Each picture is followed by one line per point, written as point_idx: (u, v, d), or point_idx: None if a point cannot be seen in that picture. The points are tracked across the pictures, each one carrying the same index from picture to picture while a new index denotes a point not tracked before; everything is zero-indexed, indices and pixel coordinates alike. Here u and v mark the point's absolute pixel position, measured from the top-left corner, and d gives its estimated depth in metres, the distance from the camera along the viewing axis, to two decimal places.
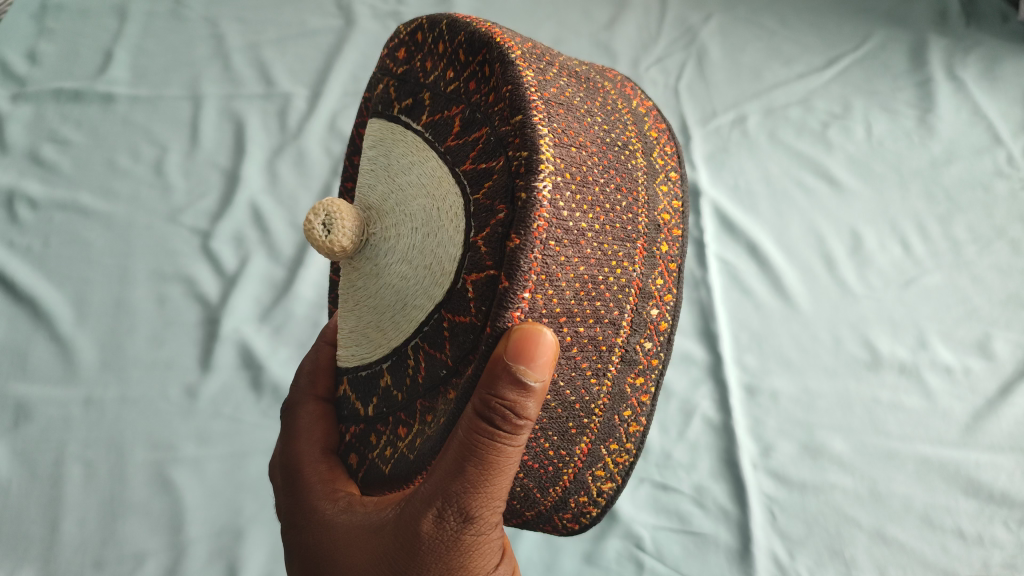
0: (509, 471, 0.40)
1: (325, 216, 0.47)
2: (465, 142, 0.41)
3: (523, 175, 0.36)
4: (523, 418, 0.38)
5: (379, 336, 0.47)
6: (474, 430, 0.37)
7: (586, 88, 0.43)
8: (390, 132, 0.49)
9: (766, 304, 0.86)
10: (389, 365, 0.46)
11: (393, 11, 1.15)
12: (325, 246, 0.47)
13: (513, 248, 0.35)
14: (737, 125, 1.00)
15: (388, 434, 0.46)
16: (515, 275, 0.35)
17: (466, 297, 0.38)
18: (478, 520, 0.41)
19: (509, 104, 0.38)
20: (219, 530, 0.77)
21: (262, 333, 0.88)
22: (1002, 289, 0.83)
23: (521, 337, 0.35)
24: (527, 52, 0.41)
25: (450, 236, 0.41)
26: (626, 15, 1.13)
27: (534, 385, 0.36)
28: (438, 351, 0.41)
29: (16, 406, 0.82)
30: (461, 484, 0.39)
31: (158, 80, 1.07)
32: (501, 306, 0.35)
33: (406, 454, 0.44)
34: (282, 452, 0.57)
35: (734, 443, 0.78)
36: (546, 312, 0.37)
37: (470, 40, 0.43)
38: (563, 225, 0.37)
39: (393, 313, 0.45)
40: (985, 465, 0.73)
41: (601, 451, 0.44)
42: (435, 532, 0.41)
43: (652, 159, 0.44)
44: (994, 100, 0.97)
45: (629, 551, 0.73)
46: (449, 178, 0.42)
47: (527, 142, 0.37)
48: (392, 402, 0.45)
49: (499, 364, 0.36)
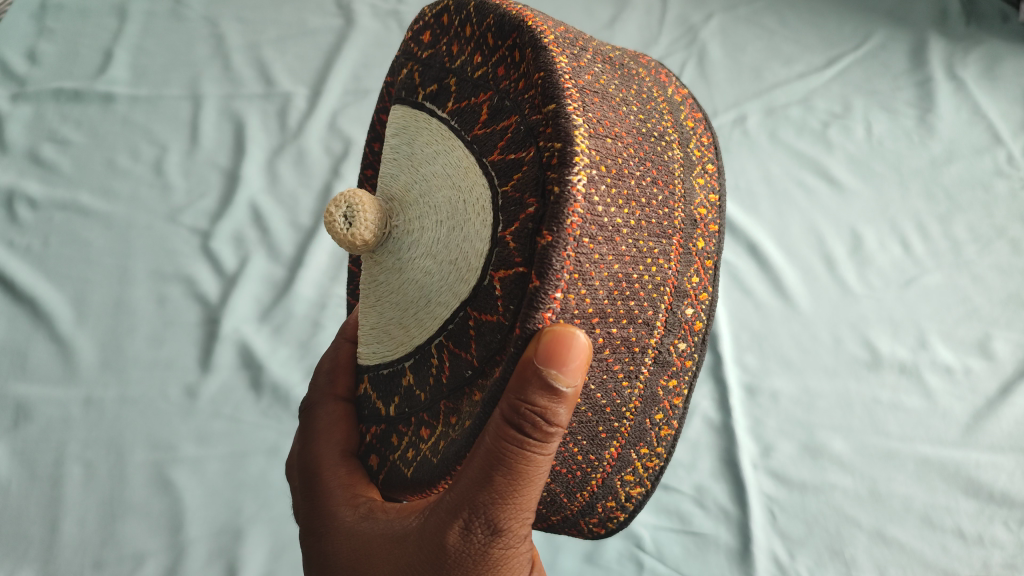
0: (538, 480, 0.40)
1: (346, 208, 0.47)
2: (493, 131, 0.41)
3: (556, 167, 0.36)
4: (554, 425, 0.38)
5: (401, 333, 0.47)
6: (503, 437, 0.37)
7: (620, 75, 0.43)
8: (414, 120, 0.49)
9: (768, 303, 0.86)
10: (411, 363, 0.46)
11: (393, 10, 1.15)
12: (346, 239, 0.48)
13: (545, 245, 0.35)
14: (738, 125, 1.00)
15: (410, 435, 0.46)
16: (547, 274, 0.35)
17: (494, 294, 0.38)
18: (506, 533, 0.41)
19: (541, 92, 0.38)
20: (218, 530, 0.77)
21: (261, 333, 0.88)
22: (1003, 289, 0.83)
23: (553, 339, 0.35)
24: (560, 37, 0.41)
25: (477, 230, 0.41)
26: (627, 14, 1.13)
27: (565, 391, 0.36)
28: (464, 351, 0.41)
29: (15, 406, 0.82)
30: (488, 494, 0.39)
31: (158, 79, 1.07)
32: (532, 307, 0.35)
33: (428, 458, 0.44)
34: (301, 453, 0.57)
35: (734, 444, 0.77)
36: (579, 313, 0.37)
37: (500, 23, 0.42)
38: (598, 221, 0.36)
39: (416, 310, 0.45)
40: (985, 465, 0.73)
41: (631, 455, 0.44)
42: (461, 544, 0.41)
43: (688, 151, 0.44)
44: (994, 99, 0.97)
45: (629, 551, 0.73)
46: (475, 169, 0.42)
47: (560, 132, 0.36)
48: (415, 402, 0.45)
49: (530, 368, 0.36)
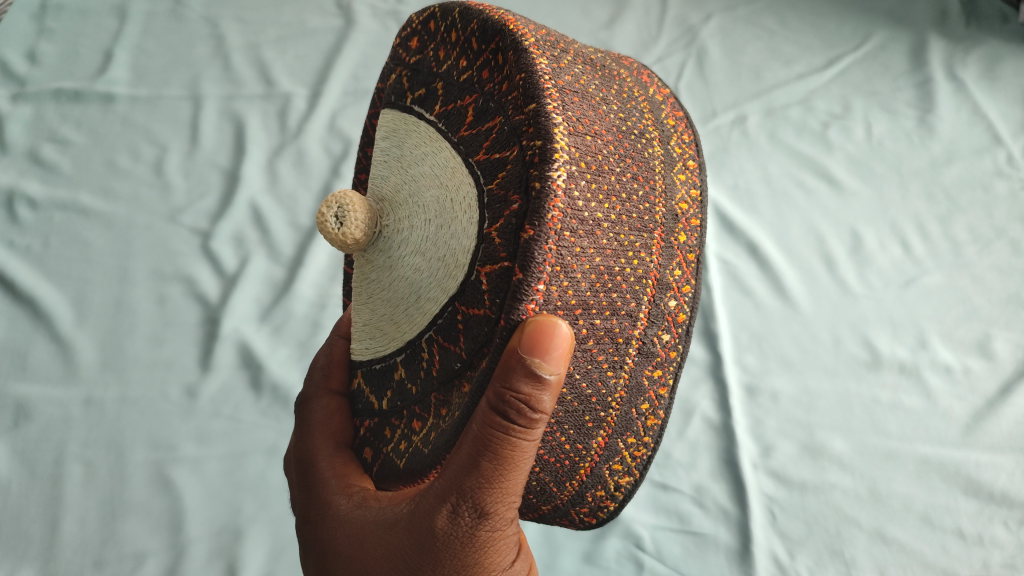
0: (525, 466, 0.40)
1: (337, 209, 0.47)
2: (478, 132, 0.41)
3: (537, 164, 0.36)
4: (538, 412, 0.38)
5: (393, 329, 0.47)
6: (489, 424, 0.37)
7: (601, 75, 0.43)
8: (403, 122, 0.49)
9: (766, 304, 0.86)
10: (403, 358, 0.46)
11: (393, 11, 1.15)
12: (337, 238, 0.48)
13: (527, 239, 0.35)
14: (738, 125, 1.00)
15: (403, 427, 0.46)
16: (529, 266, 0.35)
17: (480, 289, 0.38)
18: (493, 516, 0.41)
19: (522, 92, 0.38)
20: (219, 529, 0.77)
21: (261, 333, 0.88)
22: (1002, 289, 0.83)
23: (535, 329, 0.35)
24: (540, 41, 0.41)
25: (464, 228, 0.41)
26: (627, 15, 1.13)
27: (549, 378, 0.36)
28: (452, 344, 0.41)
29: (16, 406, 0.82)
30: (475, 479, 0.39)
31: (158, 79, 1.07)
32: (516, 299, 0.35)
33: (420, 448, 0.44)
34: (297, 446, 0.57)
35: (733, 442, 0.77)
36: (562, 304, 0.37)
37: (483, 28, 0.42)
38: (579, 215, 0.36)
39: (407, 306, 0.45)
40: (985, 465, 0.73)
41: (618, 445, 0.44)
42: (449, 528, 0.41)
43: (669, 148, 0.44)
44: (993, 99, 0.98)
45: (629, 551, 0.73)
46: (462, 169, 0.42)
47: (541, 131, 0.36)
48: (406, 396, 0.45)
49: (514, 357, 0.36)
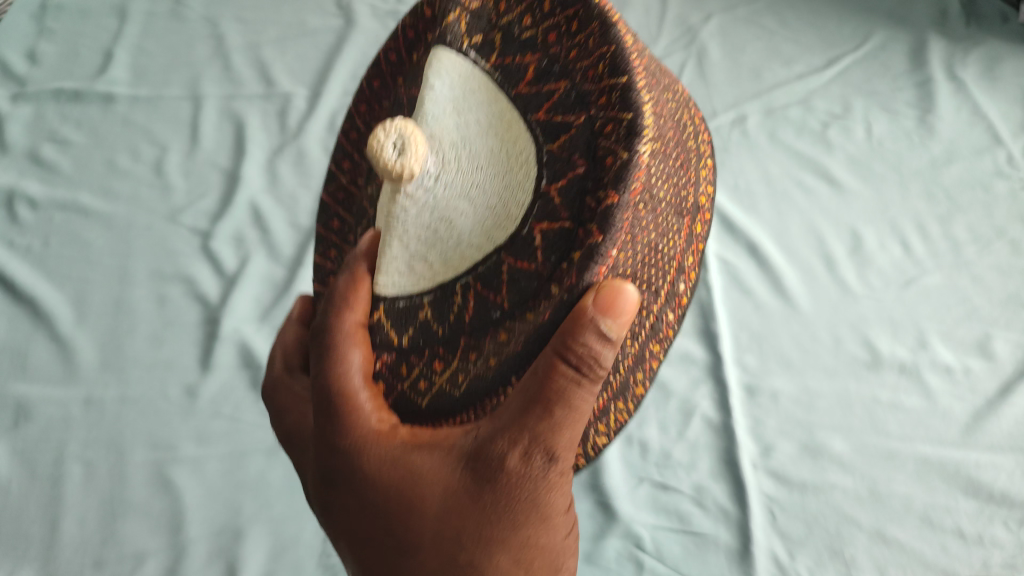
0: (584, 411, 0.45)
1: (397, 136, 0.45)
2: (539, 94, 0.46)
3: (612, 135, 0.42)
4: (600, 366, 0.43)
5: (427, 271, 0.47)
6: (559, 370, 0.41)
7: (666, 79, 0.49)
8: (466, 73, 0.49)
9: (766, 304, 0.86)
10: (431, 300, 0.46)
11: (393, 11, 1.15)
12: (393, 169, 0.45)
13: (611, 204, 0.39)
14: (738, 125, 1.01)
15: (422, 367, 0.48)
16: (609, 230, 0.39)
17: (534, 243, 0.43)
18: (558, 458, 0.46)
19: (608, 70, 0.44)
20: (218, 530, 0.76)
21: (261, 333, 0.87)
22: (1003, 289, 0.83)
23: (611, 293, 0.40)
24: (633, 37, 0.47)
25: (519, 183, 0.45)
26: (627, 14, 1.14)
27: (613, 338, 0.41)
28: (493, 292, 0.44)
29: (16, 406, 0.83)
30: (542, 421, 0.43)
31: (159, 80, 1.07)
32: (591, 260, 0.40)
33: (448, 391, 0.47)
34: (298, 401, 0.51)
35: (733, 442, 0.77)
36: (618, 267, 0.42)
37: (584, 13, 0.46)
38: (649, 194, 0.42)
39: (446, 252, 0.46)
40: (984, 465, 0.73)
41: (612, 408, 0.51)
42: (520, 466, 0.45)
43: (698, 149, 0.51)
44: (993, 99, 0.98)
45: (629, 551, 0.73)
46: (517, 125, 0.46)
47: (631, 109, 0.42)
48: (431, 336, 0.47)
49: (586, 316, 0.40)
